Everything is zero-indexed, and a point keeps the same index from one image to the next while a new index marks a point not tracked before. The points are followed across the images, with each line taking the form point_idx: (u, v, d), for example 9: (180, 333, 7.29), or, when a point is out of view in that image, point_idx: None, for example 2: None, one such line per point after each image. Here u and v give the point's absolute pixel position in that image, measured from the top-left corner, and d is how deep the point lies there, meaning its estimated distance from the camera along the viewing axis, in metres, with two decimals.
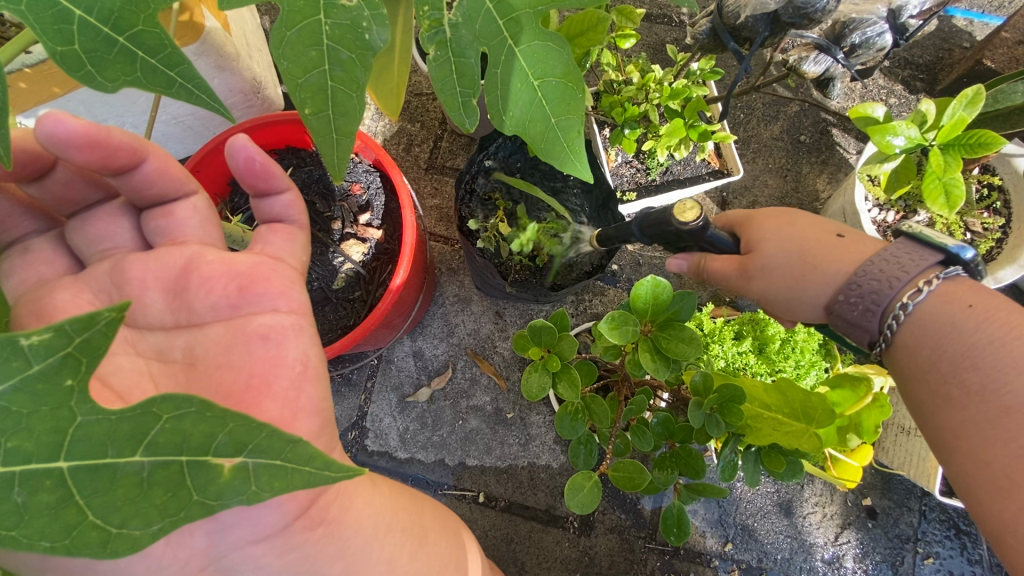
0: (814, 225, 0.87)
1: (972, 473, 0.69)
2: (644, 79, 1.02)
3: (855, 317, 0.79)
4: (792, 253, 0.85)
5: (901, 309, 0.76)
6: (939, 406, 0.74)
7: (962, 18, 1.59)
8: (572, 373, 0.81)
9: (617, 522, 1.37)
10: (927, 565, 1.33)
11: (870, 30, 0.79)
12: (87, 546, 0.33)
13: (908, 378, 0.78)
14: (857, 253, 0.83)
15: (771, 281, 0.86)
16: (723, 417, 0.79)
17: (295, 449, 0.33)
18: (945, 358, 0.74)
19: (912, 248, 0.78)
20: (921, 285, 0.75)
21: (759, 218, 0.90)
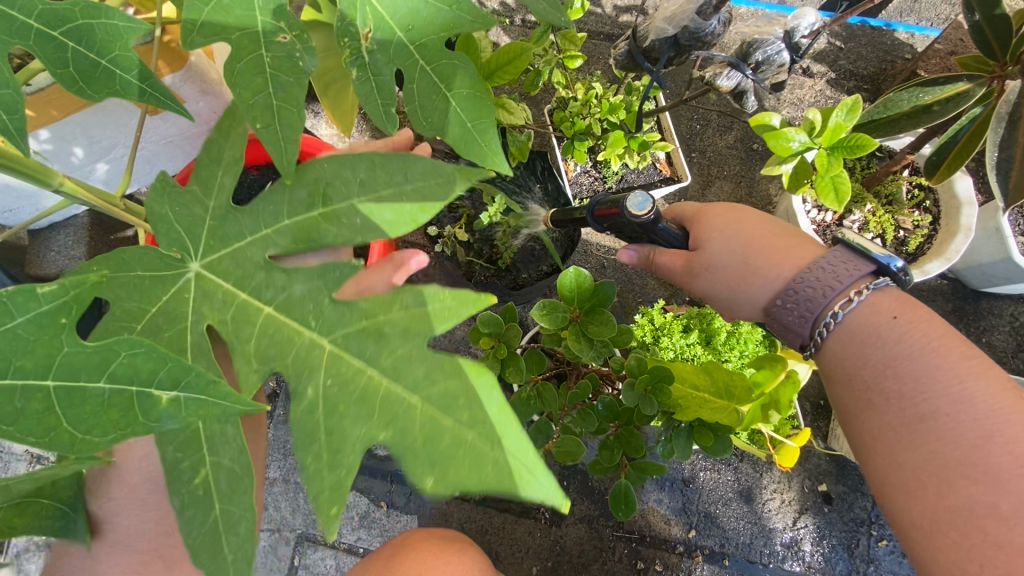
0: (761, 225, 0.97)
1: (886, 473, 0.80)
2: (587, 95, 1.12)
3: (792, 321, 0.89)
4: (736, 255, 0.94)
5: (832, 318, 0.86)
6: (862, 409, 0.84)
7: (904, 32, 1.70)
8: (518, 359, 0.90)
9: (586, 512, 1.44)
10: (881, 547, 1.40)
11: (770, 49, 0.89)
12: (66, 434, 0.46)
13: (836, 381, 0.88)
14: (792, 256, 0.92)
15: (715, 280, 0.96)
16: (656, 396, 0.87)
17: (218, 386, 0.45)
18: (869, 366, 0.84)
19: (846, 257, 0.87)
20: (851, 295, 0.85)
21: (711, 214, 0.98)
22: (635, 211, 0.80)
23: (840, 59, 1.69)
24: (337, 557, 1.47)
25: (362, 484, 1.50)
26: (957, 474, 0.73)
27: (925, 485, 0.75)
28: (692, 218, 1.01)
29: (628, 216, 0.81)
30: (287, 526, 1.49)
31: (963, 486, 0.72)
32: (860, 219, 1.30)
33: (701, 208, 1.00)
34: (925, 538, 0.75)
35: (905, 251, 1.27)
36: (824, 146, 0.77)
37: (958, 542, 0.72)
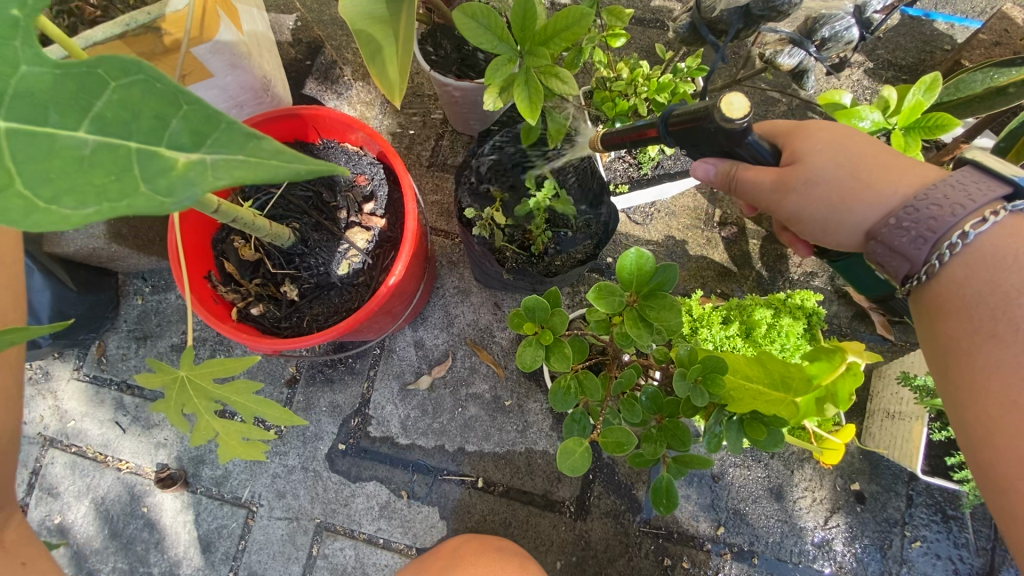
0: (869, 141, 0.80)
1: (997, 418, 0.67)
2: (632, 74, 1.09)
3: (903, 243, 0.74)
4: (843, 170, 0.77)
5: (959, 238, 0.71)
6: (977, 343, 0.70)
7: (943, 22, 1.65)
8: (563, 347, 0.86)
9: (612, 507, 1.41)
10: (914, 548, 1.37)
11: (838, 25, 0.90)
12: (14, 215, 0.27)
13: (950, 312, 0.74)
14: (910, 173, 0.76)
15: (815, 202, 0.79)
16: (707, 387, 0.84)
17: (258, 144, 0.26)
18: (997, 297, 0.70)
19: (976, 177, 0.72)
20: (987, 216, 0.70)
21: (814, 125, 0.81)
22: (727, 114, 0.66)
23: (879, 49, 1.64)
24: (356, 548, 1.44)
25: (383, 474, 1.47)
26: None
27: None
28: (785, 133, 0.84)
29: (719, 118, 0.67)
30: (305, 516, 1.46)
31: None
32: None
33: (795, 124, 0.83)
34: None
35: None
36: None
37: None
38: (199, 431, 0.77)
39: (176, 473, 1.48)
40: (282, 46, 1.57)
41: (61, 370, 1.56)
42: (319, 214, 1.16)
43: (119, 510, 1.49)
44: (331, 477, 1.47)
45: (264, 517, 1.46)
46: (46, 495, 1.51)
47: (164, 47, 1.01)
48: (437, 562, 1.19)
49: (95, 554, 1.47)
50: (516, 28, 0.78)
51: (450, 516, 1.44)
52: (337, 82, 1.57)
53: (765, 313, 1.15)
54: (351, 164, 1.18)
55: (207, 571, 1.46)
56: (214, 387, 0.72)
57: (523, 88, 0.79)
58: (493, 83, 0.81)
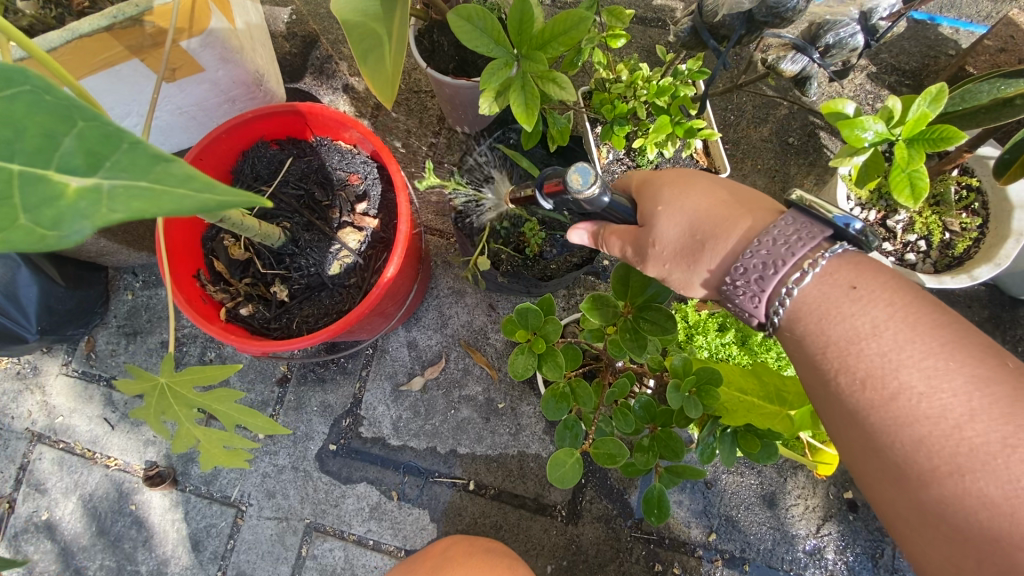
0: (711, 190, 0.76)
1: (873, 462, 0.65)
2: (632, 77, 1.06)
3: (744, 300, 0.72)
4: (681, 228, 0.74)
5: (786, 295, 0.69)
6: (830, 394, 0.69)
7: (948, 27, 1.63)
8: (556, 355, 0.85)
9: (604, 511, 1.40)
10: (906, 558, 1.36)
11: (843, 31, 0.88)
12: None
13: (800, 363, 0.72)
14: (748, 222, 0.72)
15: (664, 261, 0.76)
16: (702, 399, 0.82)
17: (164, 169, 0.31)
18: (830, 346, 0.67)
19: (800, 223, 0.69)
20: (805, 268, 0.68)
21: (657, 183, 0.79)
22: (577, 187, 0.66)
23: (882, 53, 1.61)
24: (346, 549, 1.43)
25: (374, 475, 1.45)
26: (941, 458, 0.59)
27: (909, 475, 0.62)
28: (636, 189, 0.82)
29: (572, 194, 0.68)
30: (295, 516, 1.45)
31: (947, 475, 0.59)
32: (906, 218, 1.23)
33: (649, 177, 0.81)
34: (915, 530, 0.62)
35: (950, 255, 1.20)
36: (903, 137, 0.73)
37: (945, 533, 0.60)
38: (180, 438, 0.76)
39: (165, 471, 1.46)
40: (276, 39, 1.54)
41: (49, 365, 1.54)
42: (311, 213, 1.14)
43: (107, 507, 1.48)
44: (321, 477, 1.46)
45: (253, 516, 1.45)
46: (33, 491, 1.49)
47: (152, 41, 0.99)
48: (425, 563, 1.18)
49: (83, 551, 1.46)
50: (514, 30, 0.76)
51: (441, 518, 1.43)
52: (332, 77, 1.54)
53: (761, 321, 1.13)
54: (344, 162, 1.16)
55: (195, 569, 1.45)
56: (193, 395, 0.71)
57: (520, 92, 0.77)
58: (489, 87, 0.78)
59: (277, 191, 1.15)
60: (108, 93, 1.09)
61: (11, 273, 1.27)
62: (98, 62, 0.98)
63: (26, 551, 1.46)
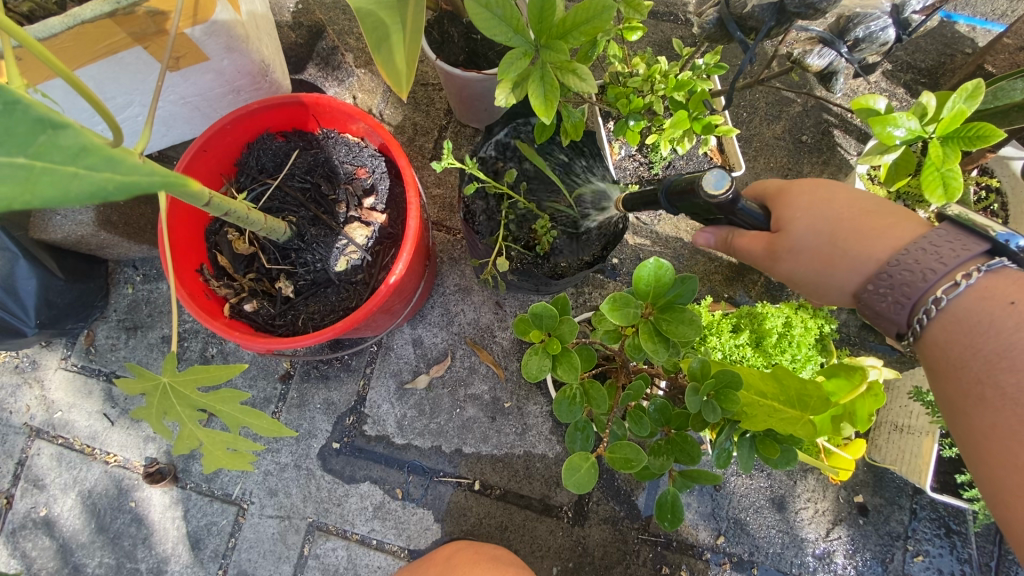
0: (852, 202, 0.83)
1: (994, 476, 0.66)
2: (649, 70, 1.04)
3: (883, 307, 0.76)
4: (821, 234, 0.82)
5: (933, 303, 0.72)
6: (972, 407, 0.69)
7: (965, 25, 1.60)
8: (571, 357, 0.82)
9: (610, 513, 1.38)
10: (916, 563, 1.34)
11: (873, 25, 0.86)
12: None
13: (939, 376, 0.74)
14: (894, 234, 0.78)
15: (801, 263, 0.84)
16: (720, 403, 0.80)
17: (50, 140, 0.33)
18: (983, 358, 0.69)
19: (953, 235, 0.72)
20: (958, 279, 0.70)
21: (795, 192, 0.86)
22: (710, 191, 0.68)
23: (897, 50, 1.58)
24: (349, 549, 1.41)
25: (378, 474, 1.43)
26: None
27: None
28: (773, 199, 0.89)
29: (702, 196, 0.69)
30: (297, 514, 1.43)
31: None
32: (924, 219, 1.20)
33: (787, 187, 0.88)
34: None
35: None
36: (938, 135, 0.71)
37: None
38: (182, 439, 0.74)
39: (165, 468, 1.44)
40: (282, 29, 1.51)
41: (49, 359, 1.51)
42: (317, 207, 1.12)
43: (107, 504, 1.46)
44: (324, 476, 1.44)
45: (254, 514, 1.43)
46: (31, 486, 1.47)
47: (156, 28, 0.96)
48: (428, 569, 1.17)
49: (82, 548, 1.44)
50: (534, 20, 0.73)
51: (444, 518, 1.41)
52: (338, 69, 1.51)
53: (776, 322, 1.11)
54: (352, 155, 1.13)
55: (195, 568, 1.43)
56: (197, 395, 0.69)
57: (540, 84, 0.75)
58: (506, 77, 0.76)
59: (283, 184, 1.12)
60: (109, 82, 1.06)
61: (9, 266, 1.25)
62: (99, 49, 0.95)
63: (24, 548, 1.44)
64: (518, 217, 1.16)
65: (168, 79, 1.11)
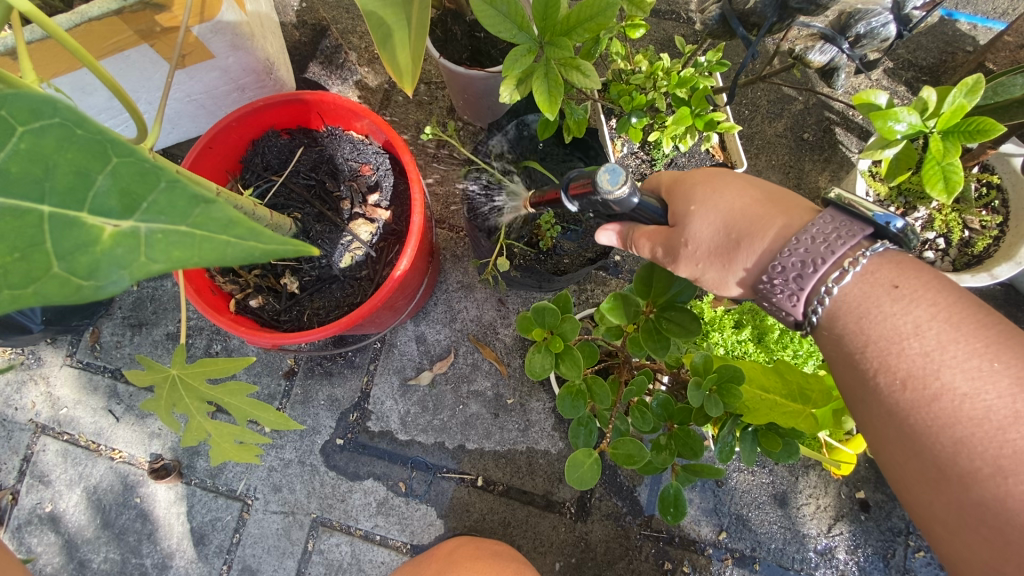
0: (743, 188, 0.76)
1: (902, 463, 0.65)
2: (652, 67, 1.05)
3: (781, 300, 0.71)
4: (717, 227, 0.75)
5: (826, 295, 0.68)
6: (867, 394, 0.67)
7: (966, 23, 1.60)
8: (573, 354, 0.83)
9: (613, 509, 1.39)
10: (918, 558, 1.35)
11: (875, 21, 0.87)
12: None
13: (833, 362, 0.72)
14: (782, 221, 0.72)
15: (698, 260, 0.76)
16: (723, 398, 0.81)
17: (203, 211, 0.28)
18: (869, 345, 0.66)
19: (838, 222, 0.68)
20: (846, 267, 0.67)
21: (688, 183, 0.79)
22: (607, 188, 0.66)
23: (899, 48, 1.59)
24: (353, 544, 1.42)
25: (381, 470, 1.44)
26: (983, 460, 0.59)
27: (947, 478, 0.61)
28: (666, 191, 0.82)
29: (601, 193, 0.67)
30: (301, 510, 1.43)
31: (989, 478, 0.58)
32: (926, 215, 1.21)
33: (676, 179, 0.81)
34: (953, 536, 0.61)
35: (970, 253, 1.18)
36: (938, 130, 0.72)
37: (991, 538, 0.58)
38: (191, 432, 0.75)
39: (170, 464, 1.45)
40: (285, 28, 1.52)
41: (53, 355, 1.52)
42: (322, 204, 1.13)
43: (112, 500, 1.47)
44: (328, 472, 1.44)
45: (259, 510, 1.44)
46: (37, 482, 1.48)
47: (163, 26, 0.97)
48: (432, 564, 1.17)
49: (88, 543, 1.45)
50: (539, 17, 0.74)
51: (448, 514, 1.42)
52: (341, 67, 1.52)
53: (779, 319, 1.11)
54: (355, 153, 1.14)
55: (201, 563, 1.43)
56: (206, 387, 0.70)
57: (544, 80, 0.76)
58: (511, 73, 0.77)
59: (288, 181, 1.13)
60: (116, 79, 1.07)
61: None
62: (107, 47, 0.96)
63: (30, 543, 1.45)
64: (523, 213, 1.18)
65: (174, 78, 1.12)
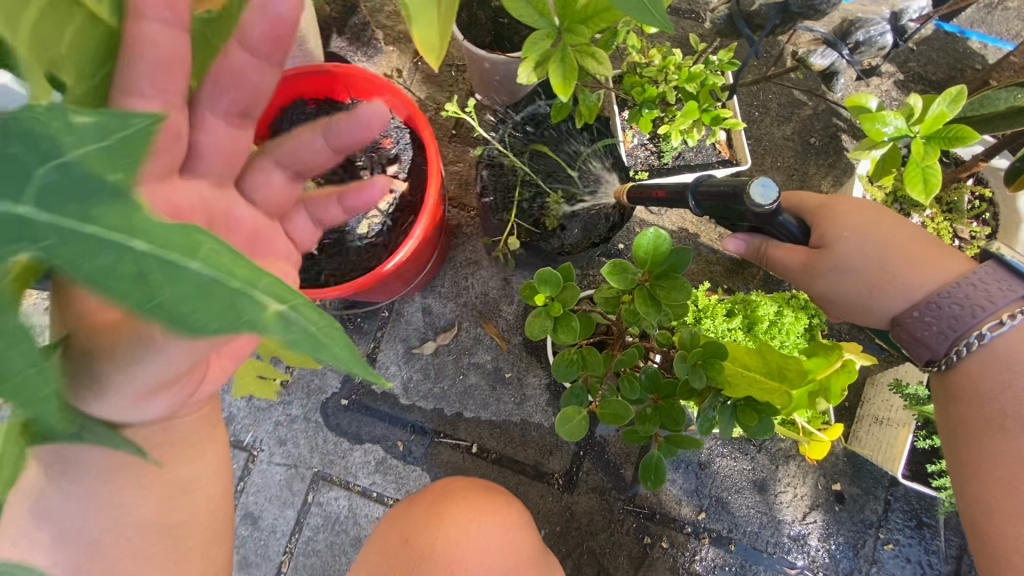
0: (894, 230, 0.91)
1: (1001, 494, 0.81)
2: (664, 62, 1.12)
3: (926, 335, 0.85)
4: (869, 258, 0.89)
5: (977, 338, 0.81)
6: (985, 432, 0.83)
7: (978, 41, 1.62)
8: (571, 320, 0.91)
9: (599, 483, 1.46)
10: (886, 550, 1.41)
11: (873, 30, 0.93)
12: None
13: (962, 400, 0.86)
14: (936, 265, 0.87)
15: (844, 284, 0.91)
16: (706, 371, 0.88)
17: None
18: (1007, 394, 0.82)
19: (1000, 275, 0.81)
20: (1004, 319, 0.80)
21: (840, 210, 0.93)
22: (756, 202, 0.76)
23: (910, 61, 1.62)
24: (350, 499, 1.50)
25: (380, 432, 1.52)
26: None
27: None
28: (815, 213, 0.96)
29: (749, 205, 0.76)
30: (304, 464, 1.51)
31: None
32: (918, 223, 1.24)
33: (829, 203, 0.95)
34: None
35: None
36: (922, 134, 0.77)
37: None
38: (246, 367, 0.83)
39: None
40: None
41: None
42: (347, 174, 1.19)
43: None
44: (331, 430, 1.52)
45: (264, 461, 1.52)
46: None
47: None
48: (426, 497, 1.17)
49: None
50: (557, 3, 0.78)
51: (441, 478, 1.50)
52: (368, 45, 1.59)
53: (767, 312, 1.16)
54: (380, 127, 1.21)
55: None
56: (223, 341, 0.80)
57: (559, 65, 0.82)
58: (528, 56, 0.83)
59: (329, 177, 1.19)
60: None
61: None
62: None
63: None
64: (532, 198, 1.21)
65: None
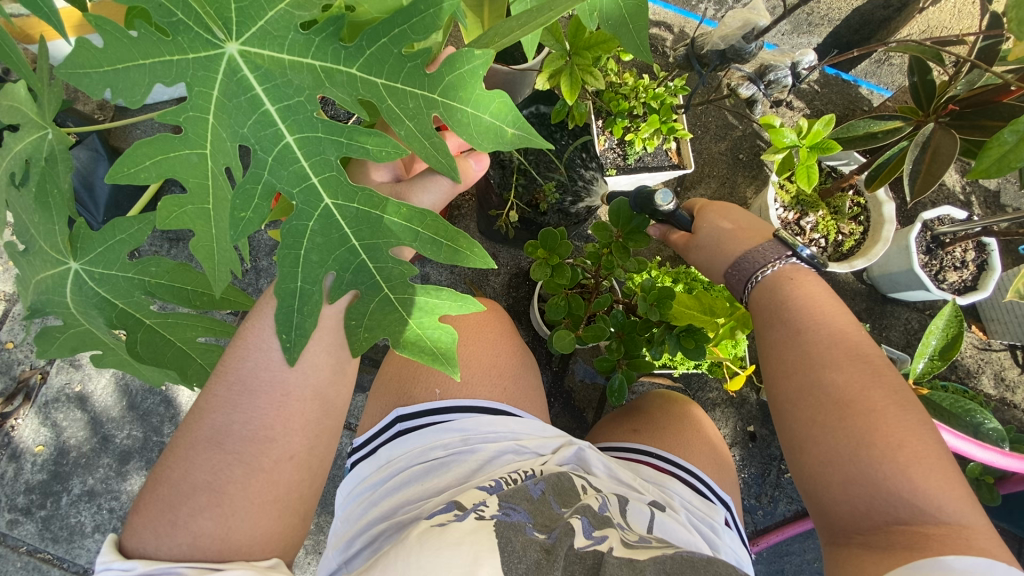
0: (741, 220, 1.32)
1: (777, 366, 1.09)
2: (636, 83, 1.48)
3: (734, 280, 1.26)
4: (716, 236, 1.31)
5: (756, 278, 1.20)
6: (766, 328, 1.15)
7: (866, 89, 2.09)
8: (564, 268, 1.21)
9: (565, 424, 1.77)
10: (787, 479, 1.79)
11: (779, 73, 1.32)
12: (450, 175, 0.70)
13: (756, 313, 1.19)
14: (752, 241, 1.26)
15: (699, 254, 1.34)
16: (660, 308, 1.20)
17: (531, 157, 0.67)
18: (782, 302, 1.14)
19: (776, 247, 1.22)
20: (771, 265, 1.19)
21: (711, 209, 1.36)
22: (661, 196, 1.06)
23: (816, 100, 2.07)
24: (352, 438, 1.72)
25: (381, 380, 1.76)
26: (822, 362, 1.03)
27: (798, 369, 1.05)
28: (701, 210, 1.38)
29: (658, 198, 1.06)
30: None
31: (823, 369, 1.02)
32: (813, 222, 1.64)
33: (707, 205, 1.37)
34: (796, 405, 1.04)
35: (840, 251, 1.64)
36: (806, 145, 1.15)
37: (815, 403, 1.01)
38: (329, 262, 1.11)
39: None
40: None
41: None
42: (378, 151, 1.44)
43: (138, 386, 1.71)
44: None
45: None
46: (67, 366, 1.70)
47: None
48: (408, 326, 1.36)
49: (112, 421, 1.69)
50: (571, 35, 1.11)
51: None
52: None
53: (699, 279, 1.45)
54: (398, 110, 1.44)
55: None
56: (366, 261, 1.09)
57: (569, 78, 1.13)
58: (547, 68, 1.14)
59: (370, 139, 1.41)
60: None
61: (93, 164, 1.49)
62: None
63: (56, 417, 1.69)
64: (526, 184, 1.47)
65: None
